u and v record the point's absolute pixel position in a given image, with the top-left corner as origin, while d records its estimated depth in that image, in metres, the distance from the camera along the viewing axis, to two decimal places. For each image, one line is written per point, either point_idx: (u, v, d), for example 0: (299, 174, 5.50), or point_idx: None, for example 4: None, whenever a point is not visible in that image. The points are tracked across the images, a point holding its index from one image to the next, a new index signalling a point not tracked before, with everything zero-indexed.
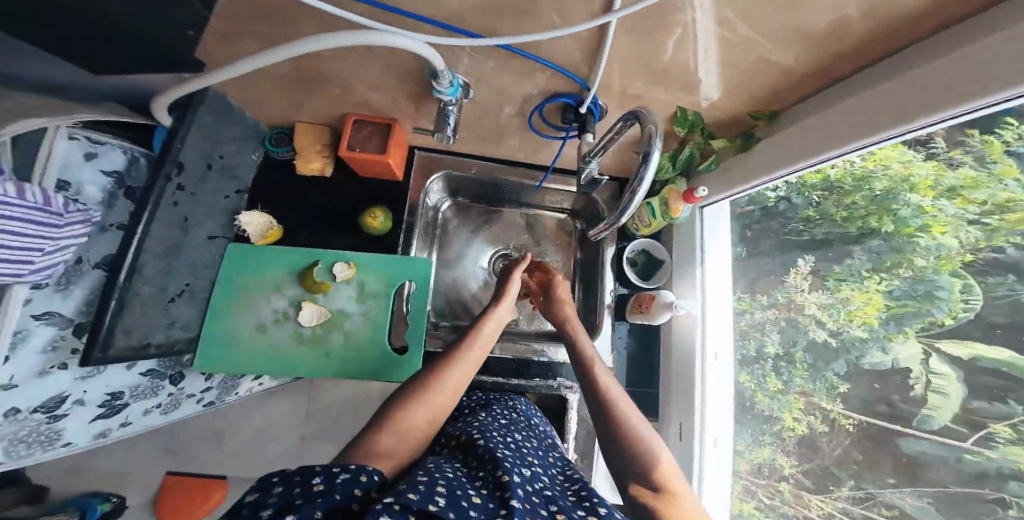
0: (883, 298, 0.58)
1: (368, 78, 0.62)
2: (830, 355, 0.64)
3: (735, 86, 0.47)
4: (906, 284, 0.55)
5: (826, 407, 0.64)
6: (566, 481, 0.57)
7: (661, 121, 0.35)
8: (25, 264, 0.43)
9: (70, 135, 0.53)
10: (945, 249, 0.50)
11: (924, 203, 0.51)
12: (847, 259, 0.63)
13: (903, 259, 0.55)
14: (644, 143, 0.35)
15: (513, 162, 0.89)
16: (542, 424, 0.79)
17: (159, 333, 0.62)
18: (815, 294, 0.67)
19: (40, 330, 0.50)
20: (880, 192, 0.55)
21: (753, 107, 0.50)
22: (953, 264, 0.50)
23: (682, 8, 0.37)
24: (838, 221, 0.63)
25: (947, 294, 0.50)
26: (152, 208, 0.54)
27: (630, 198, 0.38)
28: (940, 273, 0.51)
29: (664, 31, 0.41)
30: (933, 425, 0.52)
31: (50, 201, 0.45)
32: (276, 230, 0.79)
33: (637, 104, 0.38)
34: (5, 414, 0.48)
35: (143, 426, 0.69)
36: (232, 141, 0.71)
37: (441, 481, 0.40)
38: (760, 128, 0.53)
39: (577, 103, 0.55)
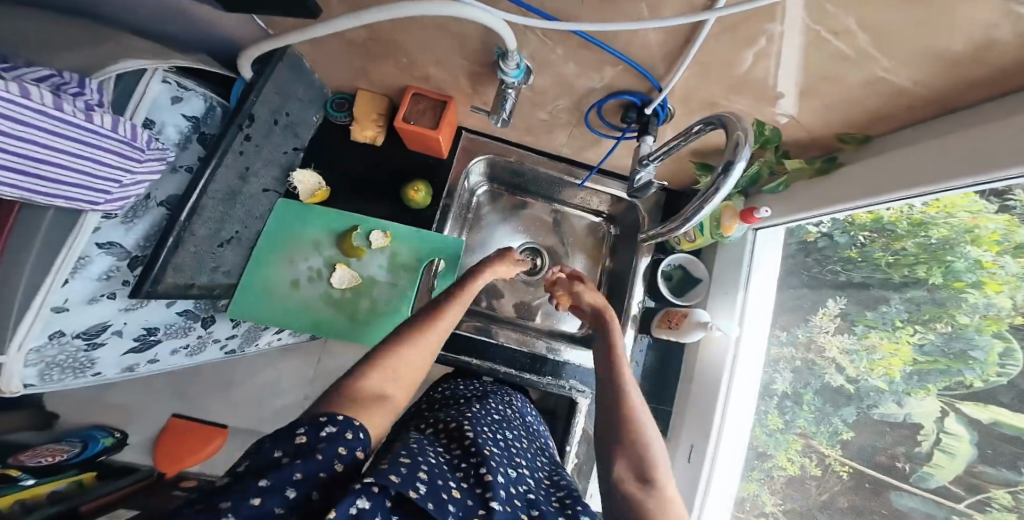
0: (912, 350, 0.55)
1: (435, 52, 0.62)
2: (841, 400, 0.62)
3: (830, 102, 0.43)
4: (940, 340, 0.52)
5: (825, 452, 0.62)
6: (550, 487, 0.56)
7: (752, 129, 0.31)
8: (102, 193, 0.45)
9: (164, 79, 0.51)
10: (994, 309, 0.47)
11: (985, 258, 0.47)
12: (882, 305, 0.59)
13: (943, 313, 0.52)
14: (728, 151, 0.32)
15: (557, 157, 0.87)
16: (535, 422, 0.79)
17: (204, 275, 0.63)
18: (839, 337, 0.64)
19: (99, 258, 0.51)
20: (937, 240, 0.51)
21: (845, 129, 0.46)
22: (999, 325, 0.47)
23: (793, 11, 0.33)
24: (881, 266, 0.59)
25: (983, 356, 0.48)
26: (220, 155, 0.56)
27: (698, 206, 0.36)
28: (981, 333, 0.48)
29: (763, 33, 0.37)
30: (930, 483, 0.52)
31: (138, 137, 0.46)
32: (323, 193, 0.79)
33: (725, 108, 0.35)
34: (51, 336, 0.50)
35: (169, 364, 0.73)
36: (300, 100, 0.71)
37: (425, 469, 0.40)
38: (846, 153, 0.48)
39: (644, 103, 0.52)
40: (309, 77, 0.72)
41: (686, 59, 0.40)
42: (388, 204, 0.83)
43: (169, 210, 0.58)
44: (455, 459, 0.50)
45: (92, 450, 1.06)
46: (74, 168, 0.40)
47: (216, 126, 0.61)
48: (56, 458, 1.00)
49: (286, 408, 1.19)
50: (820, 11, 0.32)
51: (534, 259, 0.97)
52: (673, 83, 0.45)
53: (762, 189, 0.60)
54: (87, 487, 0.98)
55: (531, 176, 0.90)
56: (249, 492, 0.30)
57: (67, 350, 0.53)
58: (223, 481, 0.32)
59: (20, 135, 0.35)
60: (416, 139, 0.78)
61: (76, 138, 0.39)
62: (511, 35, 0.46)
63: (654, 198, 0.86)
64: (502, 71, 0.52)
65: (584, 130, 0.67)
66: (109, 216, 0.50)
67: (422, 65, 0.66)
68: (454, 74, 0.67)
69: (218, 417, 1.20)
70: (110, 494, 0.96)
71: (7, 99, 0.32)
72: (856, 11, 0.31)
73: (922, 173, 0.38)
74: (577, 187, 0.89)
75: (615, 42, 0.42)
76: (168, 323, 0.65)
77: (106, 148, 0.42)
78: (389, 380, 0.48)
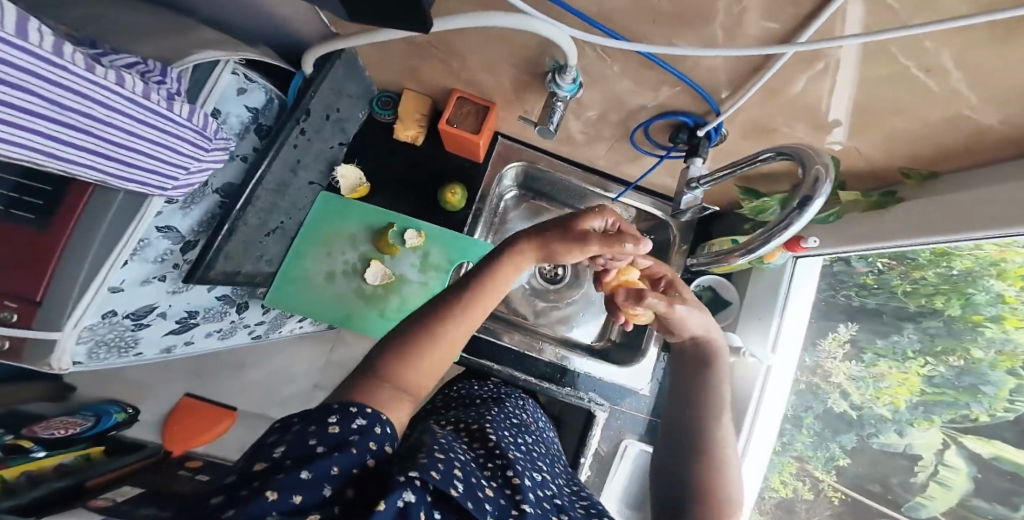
0: (922, 382, 0.63)
1: (488, 59, 0.63)
2: (843, 427, 0.71)
3: (895, 132, 0.43)
4: (951, 373, 0.60)
5: (819, 477, 0.72)
6: (573, 495, 0.56)
7: (831, 163, 0.32)
8: (170, 177, 0.47)
9: (234, 71, 0.52)
10: (1011, 345, 0.54)
11: (1008, 293, 0.52)
12: (895, 335, 0.66)
13: (957, 347, 0.59)
14: (804, 185, 0.32)
15: (591, 169, 0.88)
16: (545, 428, 0.78)
17: (248, 263, 0.65)
18: (847, 364, 0.72)
19: (156, 242, 0.53)
20: (959, 273, 0.55)
21: (909, 163, 0.46)
22: (1012, 362, 0.54)
23: (879, 42, 0.33)
24: (897, 294, 0.65)
25: (994, 392, 0.56)
26: (277, 147, 0.58)
27: (769, 237, 0.36)
28: (995, 369, 0.56)
29: (840, 61, 0.36)
30: (921, 513, 0.63)
31: (208, 127, 0.48)
32: (365, 188, 0.81)
33: (798, 141, 0.35)
34: (105, 315, 0.52)
35: (203, 346, 0.77)
36: (351, 97, 0.73)
37: (459, 467, 0.40)
38: (906, 188, 0.48)
39: (696, 125, 0.53)
40: (361, 74, 0.73)
41: (756, 86, 0.41)
42: (421, 203, 0.84)
43: (223, 198, 0.60)
44: (481, 458, 0.51)
45: (102, 425, 1.09)
46: (150, 153, 0.42)
47: (272, 118, 0.63)
48: (69, 432, 1.01)
49: (298, 395, 1.21)
50: (907, 48, 0.32)
51: (556, 270, 1.01)
52: (735, 107, 0.45)
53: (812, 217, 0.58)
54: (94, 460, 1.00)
55: (560, 185, 0.90)
56: (289, 484, 0.29)
57: (117, 329, 0.56)
58: (260, 466, 0.32)
59: (112, 120, 0.37)
60: (457, 141, 0.79)
61: (158, 127, 0.41)
62: (574, 49, 0.46)
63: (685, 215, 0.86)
64: (555, 85, 0.53)
65: (626, 145, 0.67)
66: (171, 201, 0.51)
67: (472, 70, 0.67)
68: (503, 81, 0.68)
69: (229, 399, 1.22)
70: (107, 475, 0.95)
71: (107, 87, 0.35)
72: (952, 48, 0.31)
73: (995, 213, 0.38)
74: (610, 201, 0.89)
75: (682, 64, 0.43)
76: (206, 308, 0.67)
77: (182, 136, 0.45)
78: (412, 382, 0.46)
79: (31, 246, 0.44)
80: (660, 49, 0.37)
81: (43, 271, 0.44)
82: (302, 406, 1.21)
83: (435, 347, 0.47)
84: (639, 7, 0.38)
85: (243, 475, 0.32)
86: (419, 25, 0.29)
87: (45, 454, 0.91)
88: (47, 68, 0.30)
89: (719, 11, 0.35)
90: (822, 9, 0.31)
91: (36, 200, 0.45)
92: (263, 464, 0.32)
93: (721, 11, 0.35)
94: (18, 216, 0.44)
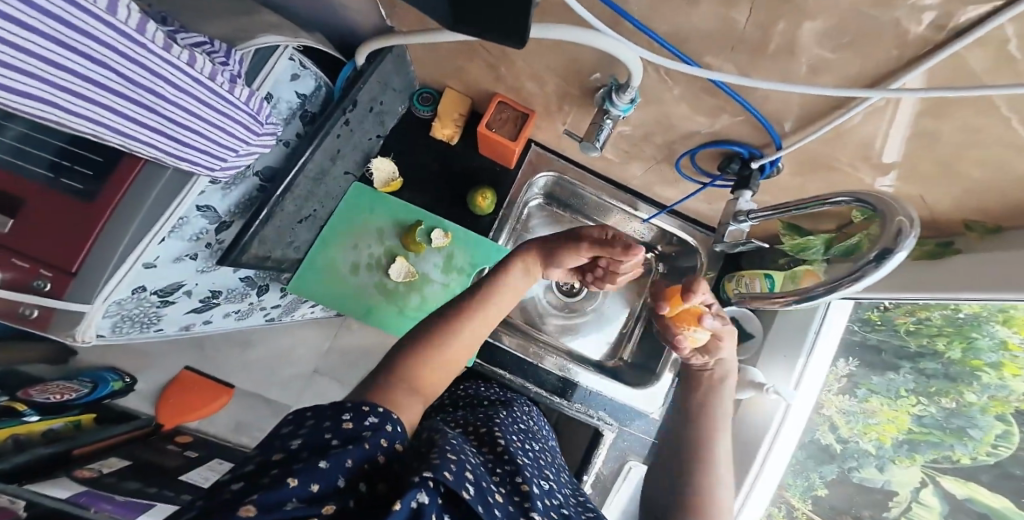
0: (909, 421, 0.67)
1: (539, 68, 0.61)
2: (826, 458, 0.75)
3: (969, 184, 0.42)
4: (940, 414, 0.64)
5: (794, 505, 0.76)
6: (579, 505, 0.55)
7: (915, 217, 0.32)
8: (219, 160, 0.48)
9: (291, 56, 0.56)
10: (1005, 392, 0.57)
11: (1011, 339, 0.54)
12: (891, 373, 0.70)
13: (952, 388, 0.62)
14: (886, 236, 0.33)
15: (621, 185, 0.88)
16: (548, 436, 0.75)
17: (279, 249, 0.66)
18: (840, 397, 0.74)
19: (195, 220, 0.54)
20: (965, 317, 0.57)
21: (975, 217, 0.46)
22: (1003, 408, 0.58)
23: (979, 97, 0.31)
24: (900, 332, 0.67)
25: (980, 437, 0.60)
26: (323, 136, 0.60)
27: (844, 284, 0.37)
28: (986, 413, 0.59)
29: (928, 109, 0.35)
30: None
31: (260, 111, 0.50)
32: (396, 184, 0.82)
33: (880, 193, 0.36)
34: (136, 291, 0.53)
35: (220, 325, 0.77)
36: (394, 91, 0.75)
37: (471, 470, 0.38)
38: (967, 240, 0.48)
39: (750, 156, 0.52)
40: (407, 69, 0.74)
41: (832, 124, 0.40)
42: (452, 204, 0.84)
43: (262, 181, 0.62)
44: (489, 464, 0.50)
45: (99, 392, 1.08)
46: (205, 133, 0.44)
47: (317, 105, 0.66)
48: (64, 398, 1.00)
49: (298, 379, 1.20)
50: (1009, 107, 0.31)
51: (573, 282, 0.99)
52: (801, 143, 0.45)
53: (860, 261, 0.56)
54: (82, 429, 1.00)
55: (591, 201, 0.91)
56: (309, 471, 0.29)
57: (144, 305, 0.56)
58: (280, 455, 0.32)
59: (176, 99, 0.38)
60: (493, 146, 0.79)
61: (218, 107, 0.43)
62: (641, 72, 0.44)
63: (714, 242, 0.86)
64: (610, 103, 0.52)
65: (667, 168, 0.66)
66: (215, 182, 0.52)
67: (519, 77, 0.66)
68: (550, 93, 0.67)
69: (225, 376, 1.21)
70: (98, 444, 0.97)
71: (177, 65, 0.36)
72: None
73: None
74: (640, 221, 0.90)
75: (754, 96, 0.42)
76: (230, 288, 0.68)
77: (235, 118, 0.46)
78: (427, 377, 0.47)
79: (74, 216, 0.44)
80: (737, 81, 0.37)
81: (87, 238, 0.45)
82: (302, 389, 1.20)
83: (444, 353, 0.49)
84: (723, 35, 0.37)
85: (261, 463, 0.31)
86: (510, 41, 0.28)
87: (38, 419, 0.92)
88: (128, 44, 0.31)
89: (811, 47, 0.34)
90: (925, 59, 0.30)
91: (84, 170, 0.45)
92: (280, 455, 0.32)
93: (813, 45, 0.34)
94: (66, 185, 0.44)
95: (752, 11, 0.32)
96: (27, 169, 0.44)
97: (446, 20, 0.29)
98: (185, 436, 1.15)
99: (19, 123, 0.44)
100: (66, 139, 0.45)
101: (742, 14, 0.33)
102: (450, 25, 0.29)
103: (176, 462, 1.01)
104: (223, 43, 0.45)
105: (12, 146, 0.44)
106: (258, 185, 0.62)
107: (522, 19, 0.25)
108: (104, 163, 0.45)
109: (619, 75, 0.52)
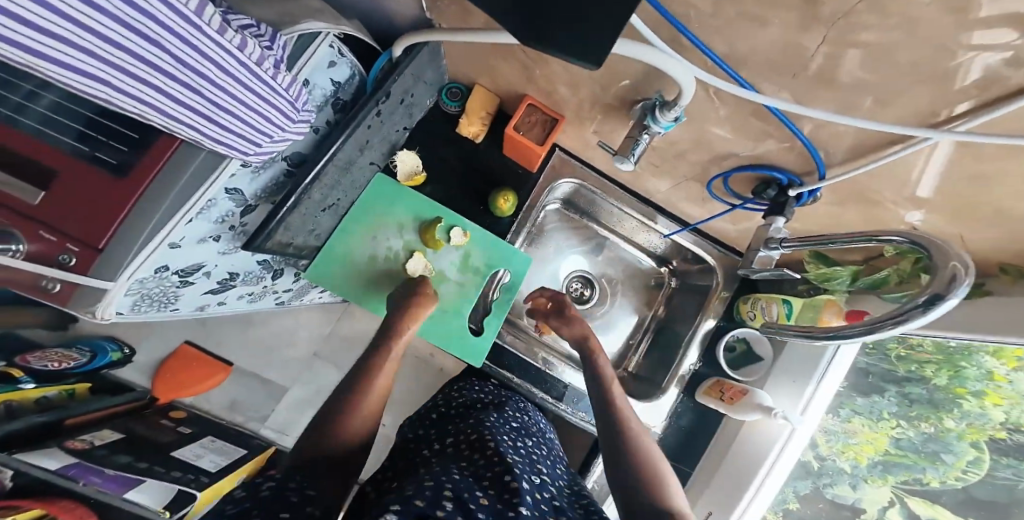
0: (888, 443, 0.71)
1: (575, 77, 0.60)
2: (805, 474, 0.77)
3: (1011, 232, 0.42)
4: (919, 438, 0.68)
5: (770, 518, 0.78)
6: (571, 495, 0.56)
7: (970, 264, 0.32)
8: (253, 144, 0.47)
9: (331, 44, 0.55)
10: (984, 419, 0.61)
11: (998, 371, 0.57)
12: (875, 396, 0.72)
13: (935, 414, 0.66)
14: (938, 280, 0.32)
15: (644, 198, 0.87)
16: (547, 430, 0.77)
17: (301, 236, 0.66)
18: (827, 417, 0.76)
19: (223, 203, 0.53)
20: (957, 346, 0.59)
21: (1012, 261, 0.46)
22: (979, 434, 0.62)
23: None
24: (890, 356, 0.70)
25: (952, 464, 0.64)
26: (354, 126, 0.60)
27: (888, 326, 0.36)
28: (964, 438, 0.63)
29: (986, 155, 0.35)
30: None
31: (297, 98, 0.50)
32: (419, 179, 0.81)
33: (933, 236, 0.36)
34: (159, 271, 0.52)
35: (232, 306, 0.78)
36: (424, 84, 0.74)
37: (450, 488, 0.42)
38: (999, 282, 0.49)
39: (789, 183, 0.52)
40: (439, 63, 0.73)
41: (884, 159, 0.40)
42: (472, 203, 0.84)
43: (290, 166, 0.61)
44: (479, 469, 0.50)
45: (98, 362, 1.07)
46: (243, 118, 0.43)
47: (349, 93, 0.65)
48: (61, 367, 0.99)
49: (297, 365, 1.19)
50: None
51: (584, 290, 0.99)
52: (849, 174, 0.44)
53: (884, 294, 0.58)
54: (74, 401, 0.99)
55: (612, 210, 0.90)
56: None
57: (164, 284, 0.55)
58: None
59: (219, 80, 0.37)
60: (518, 148, 0.78)
61: (259, 92, 0.42)
62: (692, 92, 0.41)
63: (733, 261, 0.85)
64: (653, 119, 0.50)
65: (696, 187, 0.66)
66: (247, 165, 0.51)
67: (553, 81, 0.65)
68: (583, 101, 0.65)
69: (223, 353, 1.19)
70: (92, 415, 0.97)
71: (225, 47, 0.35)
72: None
73: None
74: (660, 236, 0.89)
75: (807, 122, 0.41)
76: (246, 271, 0.69)
77: (274, 104, 0.45)
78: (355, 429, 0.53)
79: (106, 192, 0.44)
80: (793, 109, 0.36)
81: (118, 214, 0.44)
82: (301, 372, 1.19)
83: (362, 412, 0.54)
84: (785, 58, 0.36)
85: None
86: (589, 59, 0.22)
87: (32, 387, 0.92)
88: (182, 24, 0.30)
89: (869, 72, 0.33)
90: (1002, 104, 0.29)
91: (119, 146, 0.45)
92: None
93: (882, 75, 0.33)
94: (101, 159, 0.44)
95: (823, 40, 0.32)
96: (55, 138, 0.44)
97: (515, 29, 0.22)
98: (180, 412, 1.14)
99: (52, 92, 0.44)
100: (95, 110, 0.46)
101: (811, 42, 0.33)
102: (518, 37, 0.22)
103: (168, 438, 1.02)
104: (268, 28, 0.44)
105: (43, 115, 0.44)
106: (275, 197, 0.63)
107: (622, 9, 0.21)
108: (139, 142, 0.45)
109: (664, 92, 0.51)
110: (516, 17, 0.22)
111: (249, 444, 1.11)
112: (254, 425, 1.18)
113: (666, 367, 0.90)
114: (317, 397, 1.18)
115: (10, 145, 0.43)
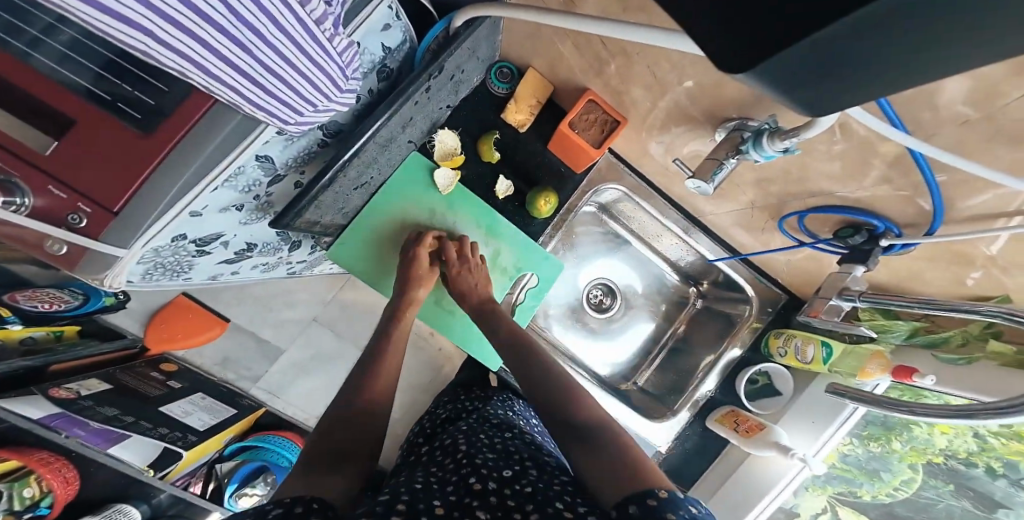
0: (839, 458, 0.78)
1: (662, 79, 0.55)
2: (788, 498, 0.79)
3: None
4: (863, 456, 0.76)
5: None
6: (553, 473, 0.45)
7: None
8: (294, 113, 0.41)
9: (390, 5, 0.48)
10: (925, 444, 0.71)
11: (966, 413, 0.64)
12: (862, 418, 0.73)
13: (887, 436, 0.73)
14: None
15: (692, 216, 0.81)
16: (539, 427, 0.70)
17: (329, 215, 0.63)
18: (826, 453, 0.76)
19: (251, 171, 0.47)
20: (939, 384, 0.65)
21: None
22: (917, 458, 0.72)
23: None
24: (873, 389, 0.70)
25: (889, 481, 0.76)
26: (402, 100, 0.54)
27: (979, 414, 0.44)
28: (908, 460, 0.73)
29: None
30: None
31: (349, 68, 0.43)
32: (457, 158, 0.76)
33: None
34: (174, 241, 0.49)
35: (244, 275, 0.74)
36: (478, 59, 0.67)
37: (405, 498, 0.39)
38: None
39: (885, 232, 0.53)
40: (496, 39, 0.66)
41: None
42: (509, 200, 0.79)
43: (325, 136, 0.55)
44: (445, 475, 0.46)
45: (89, 307, 0.94)
46: (294, 84, 0.37)
47: (397, 61, 0.58)
48: (50, 309, 0.88)
49: (294, 333, 1.11)
50: None
51: (604, 298, 0.96)
52: (955, 238, 0.45)
53: (936, 355, 0.58)
54: (63, 342, 0.93)
55: (654, 222, 0.85)
56: None
57: (179, 253, 0.52)
58: None
59: (264, 24, 0.31)
60: (568, 146, 0.72)
61: (310, 54, 0.36)
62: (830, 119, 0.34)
63: (773, 294, 0.81)
64: (753, 147, 0.48)
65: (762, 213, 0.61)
66: (282, 133, 0.45)
67: (628, 80, 0.59)
68: (659, 108, 0.60)
69: (221, 308, 1.08)
70: (81, 361, 0.92)
71: None
72: None
73: None
74: (707, 260, 0.84)
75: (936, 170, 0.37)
76: (264, 243, 0.64)
77: (325, 72, 0.39)
78: (341, 458, 0.46)
79: (123, 150, 0.39)
80: (937, 154, 0.33)
81: (139, 175, 0.39)
82: (298, 337, 1.11)
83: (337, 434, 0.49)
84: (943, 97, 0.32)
85: None
86: (801, 101, 0.20)
87: (20, 326, 0.84)
88: None
89: (969, 108, 0.35)
90: None
91: (146, 100, 0.39)
92: None
93: None
94: (123, 112, 0.39)
95: None
96: (69, 79, 0.38)
97: (724, 60, 0.18)
98: (171, 365, 1.06)
99: (70, 26, 0.38)
100: (116, 51, 0.39)
101: None
102: (727, 69, 0.18)
103: (157, 391, 0.96)
104: None
105: (59, 52, 0.38)
106: (298, 186, 0.59)
107: (838, 46, 0.14)
108: (169, 96, 0.39)
109: (777, 119, 0.47)
110: (722, 46, 0.17)
111: (239, 404, 1.06)
112: (244, 385, 1.10)
113: (680, 390, 0.88)
114: (314, 363, 1.11)
115: (11, 77, 0.37)
